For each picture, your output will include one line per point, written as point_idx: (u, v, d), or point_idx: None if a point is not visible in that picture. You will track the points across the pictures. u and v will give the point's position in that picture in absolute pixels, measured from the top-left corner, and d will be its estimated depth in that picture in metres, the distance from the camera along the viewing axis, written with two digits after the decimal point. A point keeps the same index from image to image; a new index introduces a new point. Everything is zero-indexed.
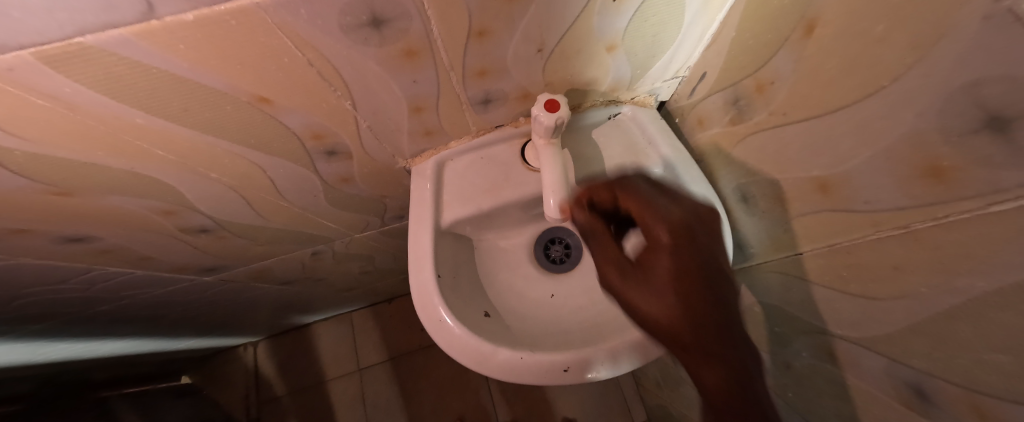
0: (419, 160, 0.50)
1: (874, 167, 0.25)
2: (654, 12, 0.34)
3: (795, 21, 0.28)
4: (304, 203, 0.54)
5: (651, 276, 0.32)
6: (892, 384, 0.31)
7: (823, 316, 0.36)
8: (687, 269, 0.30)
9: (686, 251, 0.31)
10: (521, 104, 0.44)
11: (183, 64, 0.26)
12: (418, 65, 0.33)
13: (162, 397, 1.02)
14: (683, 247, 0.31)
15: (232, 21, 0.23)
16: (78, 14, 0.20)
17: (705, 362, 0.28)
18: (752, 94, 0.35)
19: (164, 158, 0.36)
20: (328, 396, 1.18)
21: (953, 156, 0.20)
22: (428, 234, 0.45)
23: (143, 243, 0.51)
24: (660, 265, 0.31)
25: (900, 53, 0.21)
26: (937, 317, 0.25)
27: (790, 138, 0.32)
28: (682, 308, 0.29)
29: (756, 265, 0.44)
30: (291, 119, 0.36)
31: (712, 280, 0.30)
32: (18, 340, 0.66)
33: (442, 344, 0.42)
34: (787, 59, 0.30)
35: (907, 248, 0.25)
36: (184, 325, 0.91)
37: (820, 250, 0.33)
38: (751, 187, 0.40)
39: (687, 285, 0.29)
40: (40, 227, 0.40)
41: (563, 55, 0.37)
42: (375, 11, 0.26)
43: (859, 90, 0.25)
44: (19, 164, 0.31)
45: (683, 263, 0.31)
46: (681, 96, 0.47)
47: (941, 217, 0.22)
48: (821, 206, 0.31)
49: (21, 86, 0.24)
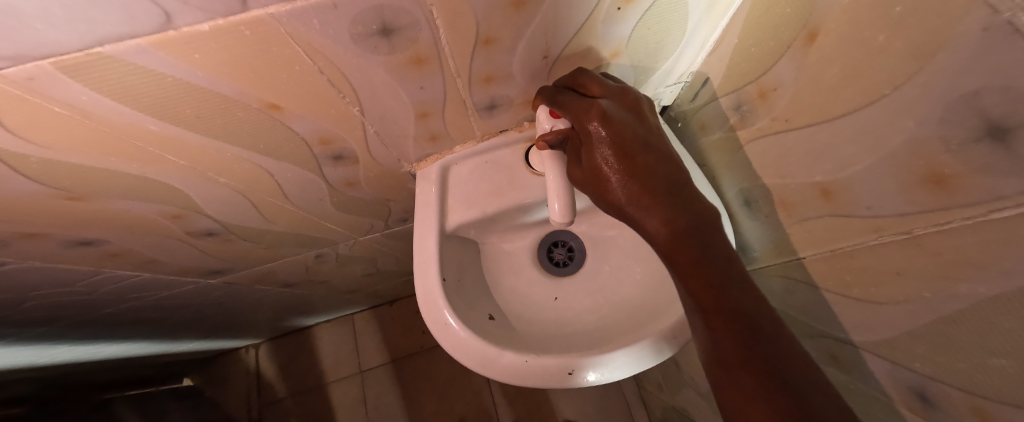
0: (423, 164, 0.50)
1: (876, 173, 0.26)
2: (658, 19, 0.34)
3: (797, 29, 0.29)
4: (309, 207, 0.54)
5: (624, 199, 0.34)
6: (894, 387, 0.32)
7: (825, 319, 0.36)
8: (653, 186, 0.34)
9: (647, 172, 0.34)
10: (525, 109, 0.44)
11: (197, 72, 0.26)
12: (426, 71, 0.34)
13: (164, 400, 1.02)
14: (645, 167, 0.34)
15: (247, 30, 0.24)
16: (98, 26, 0.20)
17: (694, 271, 0.31)
18: (754, 100, 0.36)
19: (174, 163, 0.36)
20: (330, 398, 1.18)
21: (955, 164, 0.20)
22: (433, 238, 0.46)
23: (149, 246, 0.51)
24: (618, 190, 0.34)
25: (901, 63, 0.21)
26: (940, 321, 0.25)
27: (793, 143, 0.33)
28: (664, 215, 0.33)
29: (759, 268, 0.44)
30: (300, 124, 0.36)
31: (674, 191, 0.34)
32: (23, 342, 0.67)
33: (447, 347, 0.42)
34: (789, 66, 0.30)
35: (908, 253, 0.25)
36: (187, 328, 0.92)
37: (823, 254, 0.33)
38: (754, 191, 0.40)
39: (656, 199, 0.33)
40: (49, 231, 0.40)
41: (567, 61, 0.37)
42: (385, 21, 0.26)
43: (860, 98, 0.25)
44: (32, 170, 0.31)
45: (651, 179, 0.34)
46: (684, 101, 0.48)
47: (943, 223, 0.22)
48: (823, 211, 0.32)
49: (39, 94, 0.24)
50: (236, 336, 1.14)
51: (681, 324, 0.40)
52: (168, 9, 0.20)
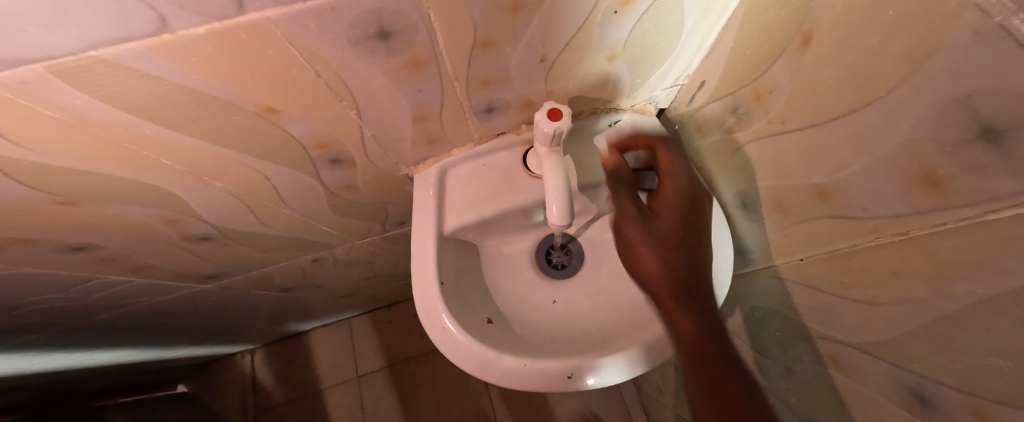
0: (422, 167, 0.50)
1: (872, 175, 0.26)
2: (654, 23, 0.34)
3: (792, 32, 0.29)
4: (307, 210, 0.54)
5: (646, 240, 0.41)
6: (892, 388, 0.32)
7: (823, 320, 0.36)
8: (671, 234, 0.40)
9: (673, 242, 0.40)
10: (523, 112, 0.45)
11: (193, 75, 0.26)
12: (423, 75, 0.34)
13: (159, 406, 1.01)
14: (671, 244, 0.40)
15: (243, 34, 0.24)
16: (93, 29, 0.20)
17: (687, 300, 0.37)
18: (751, 102, 0.36)
19: (170, 167, 0.36)
20: (327, 404, 1.17)
21: (949, 165, 0.21)
22: (432, 241, 0.45)
23: (144, 251, 0.51)
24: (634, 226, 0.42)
25: (895, 66, 0.22)
26: (936, 321, 0.25)
27: (789, 145, 0.33)
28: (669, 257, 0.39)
29: (757, 270, 0.44)
30: (297, 128, 0.36)
31: (689, 243, 0.40)
32: (14, 350, 0.66)
33: (445, 351, 0.42)
34: (784, 69, 0.31)
35: (905, 254, 0.25)
36: (182, 333, 0.91)
37: (820, 255, 0.34)
38: (751, 193, 0.40)
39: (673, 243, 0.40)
40: (42, 236, 0.40)
41: (565, 65, 0.38)
42: (382, 24, 0.26)
43: (856, 101, 0.25)
44: (26, 174, 0.31)
45: (671, 229, 0.41)
46: (680, 104, 0.48)
47: (939, 224, 0.22)
48: (820, 212, 0.32)
49: (33, 98, 0.24)
50: (232, 342, 1.13)
51: None
52: (163, 12, 0.20)
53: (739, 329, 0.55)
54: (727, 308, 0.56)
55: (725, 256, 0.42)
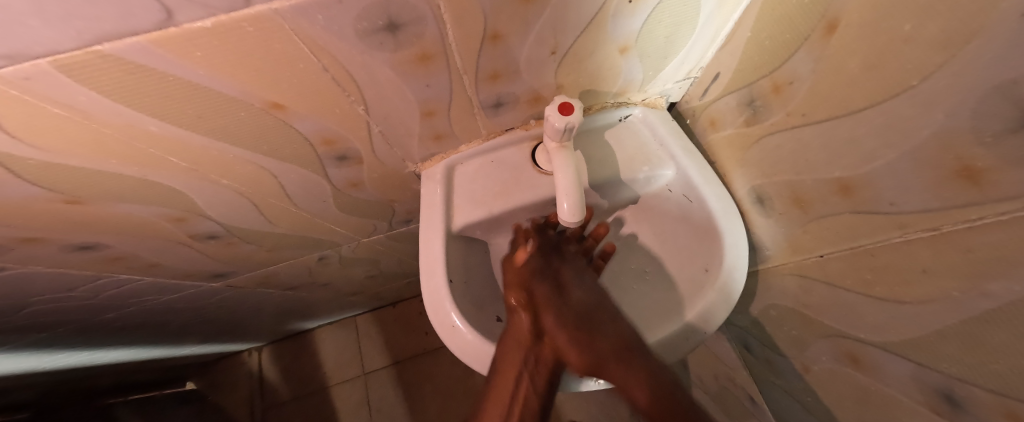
0: (429, 164, 0.50)
1: (901, 168, 0.25)
2: (670, 13, 0.33)
3: (815, 21, 0.28)
4: (313, 209, 0.54)
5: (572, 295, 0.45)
6: (918, 388, 0.31)
7: (843, 319, 0.36)
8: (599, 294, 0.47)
9: (584, 332, 0.42)
10: (532, 107, 0.44)
11: (199, 71, 0.25)
12: (431, 69, 0.33)
13: (168, 404, 1.02)
14: (595, 330, 0.42)
15: (249, 27, 0.23)
16: (97, 23, 0.19)
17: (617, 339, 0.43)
18: (768, 95, 0.35)
19: (175, 165, 0.36)
20: (334, 402, 1.17)
21: (987, 158, 0.20)
22: (440, 239, 0.45)
23: (151, 250, 0.50)
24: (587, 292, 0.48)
25: (929, 54, 0.21)
26: (970, 321, 0.24)
27: (809, 138, 0.32)
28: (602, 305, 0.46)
29: (772, 267, 0.44)
30: (304, 124, 0.35)
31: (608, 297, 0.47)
32: (25, 348, 0.66)
33: (454, 350, 0.42)
34: (805, 60, 0.30)
35: (936, 251, 0.24)
36: (189, 332, 0.91)
37: (841, 252, 0.33)
38: (767, 189, 0.39)
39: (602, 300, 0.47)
40: (49, 235, 0.39)
41: (576, 58, 0.37)
42: (391, 16, 0.26)
43: (885, 91, 0.24)
44: (31, 173, 0.31)
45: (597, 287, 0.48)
46: (692, 97, 0.47)
47: (975, 220, 0.21)
48: (843, 208, 0.31)
49: (37, 94, 0.24)
50: (239, 340, 1.13)
51: (693, 324, 0.40)
52: (168, 5, 0.20)
53: (752, 327, 0.54)
54: (740, 306, 0.55)
55: (739, 252, 0.40)
